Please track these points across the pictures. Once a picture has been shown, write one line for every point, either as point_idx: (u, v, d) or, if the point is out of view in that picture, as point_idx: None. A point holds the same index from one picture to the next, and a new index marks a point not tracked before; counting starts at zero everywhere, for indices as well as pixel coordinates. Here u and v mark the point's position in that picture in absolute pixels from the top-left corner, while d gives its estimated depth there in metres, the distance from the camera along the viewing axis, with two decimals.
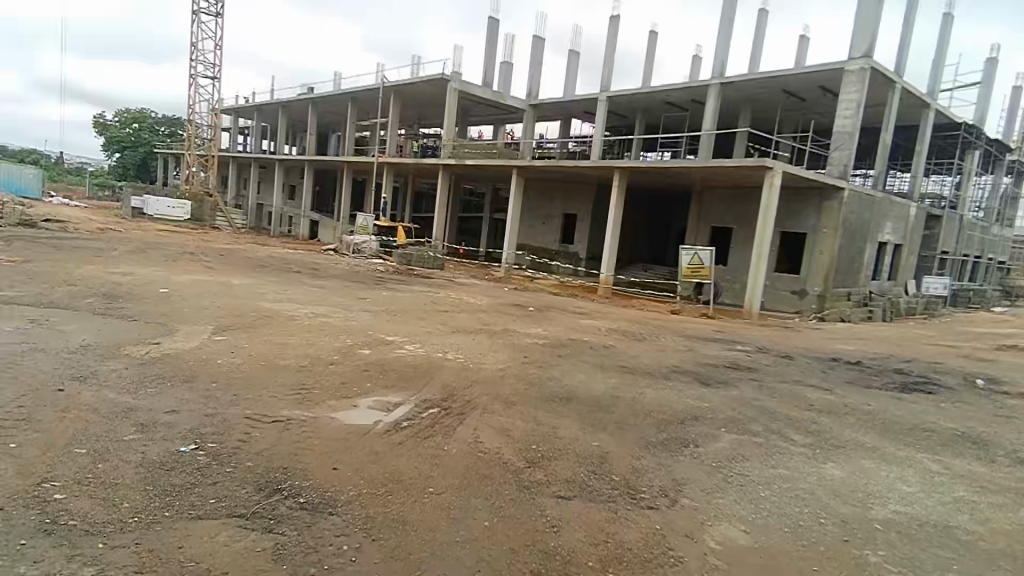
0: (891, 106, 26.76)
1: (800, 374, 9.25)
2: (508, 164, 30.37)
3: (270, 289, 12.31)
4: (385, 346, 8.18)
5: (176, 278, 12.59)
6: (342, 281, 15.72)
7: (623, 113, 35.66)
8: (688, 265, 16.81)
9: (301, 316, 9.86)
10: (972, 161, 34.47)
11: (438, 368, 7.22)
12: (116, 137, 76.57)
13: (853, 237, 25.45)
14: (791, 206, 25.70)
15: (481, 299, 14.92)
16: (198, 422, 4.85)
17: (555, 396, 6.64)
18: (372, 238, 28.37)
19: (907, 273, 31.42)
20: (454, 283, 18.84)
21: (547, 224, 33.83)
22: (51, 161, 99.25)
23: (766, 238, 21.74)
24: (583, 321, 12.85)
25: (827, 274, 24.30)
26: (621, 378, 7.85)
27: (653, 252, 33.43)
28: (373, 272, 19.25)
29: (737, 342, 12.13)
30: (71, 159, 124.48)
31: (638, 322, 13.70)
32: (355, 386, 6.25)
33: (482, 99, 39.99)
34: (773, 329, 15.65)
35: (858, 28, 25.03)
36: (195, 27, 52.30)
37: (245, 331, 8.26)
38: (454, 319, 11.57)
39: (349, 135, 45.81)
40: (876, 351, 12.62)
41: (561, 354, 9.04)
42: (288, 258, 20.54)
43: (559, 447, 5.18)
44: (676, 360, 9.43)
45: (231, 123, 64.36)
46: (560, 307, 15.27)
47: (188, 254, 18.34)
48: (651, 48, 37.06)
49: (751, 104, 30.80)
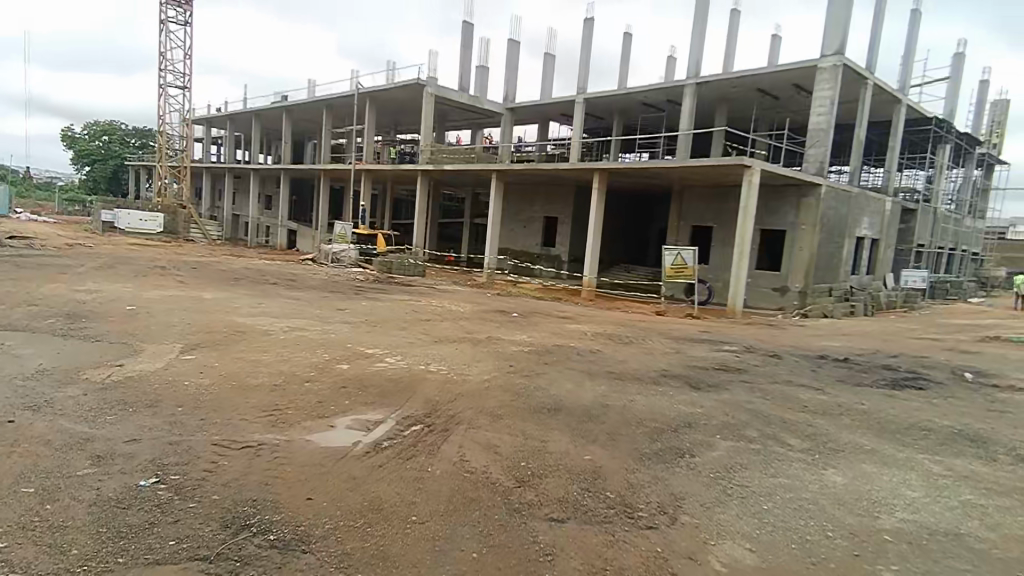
0: (864, 102, 27.05)
1: (790, 374, 9.12)
2: (487, 168, 30.11)
3: (244, 303, 11.89)
4: (364, 360, 7.84)
5: (145, 294, 12.10)
6: (320, 292, 15.31)
7: (600, 115, 35.64)
8: (671, 265, 16.68)
9: (276, 330, 9.47)
10: (943, 155, 35.07)
11: (420, 381, 6.93)
12: (85, 150, 74.88)
13: (832, 233, 25.64)
14: (770, 203, 25.82)
15: (464, 306, 14.64)
16: (161, 451, 4.49)
17: (543, 408, 6.38)
18: (350, 247, 27.90)
19: (885, 267, 31.82)
20: (436, 290, 18.53)
21: (528, 227, 33.64)
22: (19, 176, 96.81)
23: (747, 236, 21.78)
24: (567, 325, 12.62)
25: (808, 270, 24.45)
26: (611, 385, 7.63)
27: (634, 253, 33.44)
28: (352, 282, 18.85)
29: (724, 342, 12.01)
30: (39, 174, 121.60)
31: (624, 324, 13.53)
32: (332, 404, 5.93)
33: (458, 104, 39.74)
34: (759, 328, 15.58)
35: (830, 26, 25.28)
36: (163, 37, 51.35)
37: (216, 349, 7.87)
38: (436, 328, 11.27)
39: (325, 143, 45.23)
40: (862, 347, 12.60)
41: (547, 362, 8.79)
42: (265, 269, 20.05)
43: (549, 463, 4.92)
44: (665, 363, 9.24)
45: (204, 133, 63.27)
46: (544, 311, 15.04)
47: (159, 269, 17.77)
48: (626, 49, 37.16)
49: (727, 103, 30.95)
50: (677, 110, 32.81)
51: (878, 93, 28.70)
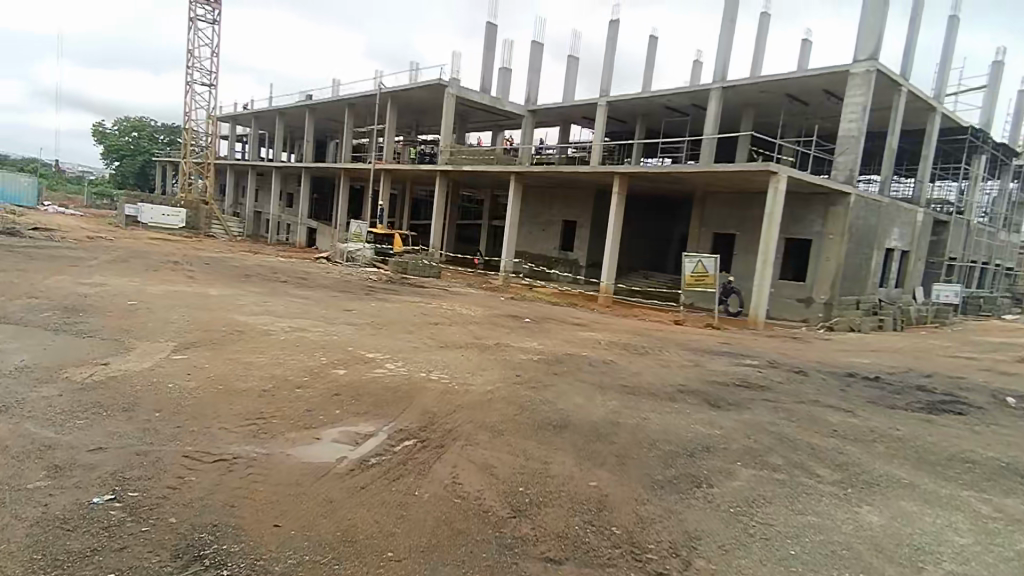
0: (897, 109, 26.12)
1: (817, 393, 8.53)
2: (506, 170, 29.73)
3: (249, 301, 11.61)
4: (363, 365, 7.45)
5: (150, 289, 11.88)
6: (330, 292, 15.02)
7: (623, 118, 35.07)
8: (692, 273, 16.09)
9: (277, 331, 9.14)
10: (979, 165, 33.80)
11: (420, 390, 6.51)
12: (115, 146, 76.28)
13: (860, 243, 24.77)
14: (796, 211, 25.03)
15: (475, 309, 14.22)
16: (125, 463, 4.12)
17: (549, 424, 5.91)
18: (366, 246, 27.71)
19: (915, 280, 30.76)
20: (449, 292, 18.15)
21: (546, 230, 33.18)
22: (53, 170, 99.13)
23: (771, 244, 21.09)
24: (581, 333, 12.13)
25: (834, 282, 23.64)
26: (623, 400, 7.13)
27: (654, 259, 32.77)
28: (365, 281, 18.58)
29: (745, 356, 11.41)
30: (72, 168, 124.50)
31: (640, 333, 12.99)
32: (322, 413, 5.54)
33: (479, 105, 39.46)
34: (782, 341, 14.89)
35: (863, 31, 24.46)
36: (191, 35, 51.99)
37: (210, 349, 7.52)
38: (443, 332, 10.86)
39: (346, 142, 45.30)
40: (893, 364, 11.90)
41: (556, 372, 8.32)
42: (278, 267, 19.88)
43: (550, 489, 4.45)
44: (682, 377, 8.70)
45: (229, 131, 63.99)
46: (558, 318, 14.53)
47: (172, 263, 17.66)
48: (650, 52, 36.55)
49: (754, 108, 30.18)
50: (702, 114, 32.09)
51: (912, 100, 27.72)
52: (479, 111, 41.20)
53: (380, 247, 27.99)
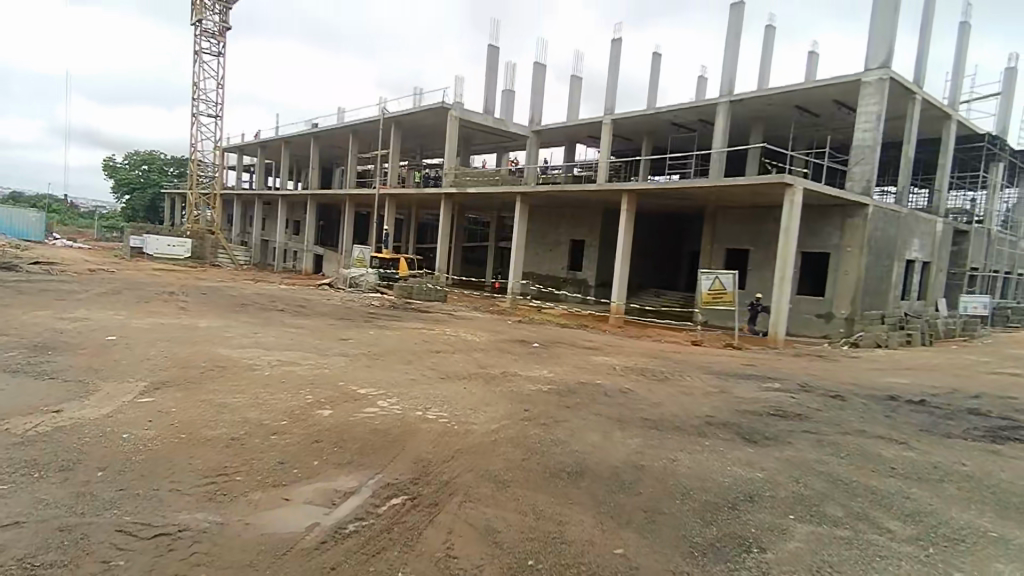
0: (912, 117, 25.40)
1: (860, 421, 7.60)
2: (510, 190, 29.17)
3: (239, 332, 10.89)
4: (352, 403, 6.65)
5: (135, 323, 11.23)
6: (328, 319, 14.30)
7: (628, 136, 34.54)
8: (708, 290, 15.24)
9: (262, 365, 8.39)
10: (997, 173, 32.83)
11: (414, 433, 5.70)
12: (126, 179, 76.86)
13: (879, 254, 23.84)
14: (812, 224, 24.19)
15: (481, 335, 13.43)
16: (39, 544, 3.37)
17: (563, 471, 5.08)
18: (369, 271, 27.13)
19: (937, 292, 29.72)
20: (453, 317, 17.41)
21: (554, 251, 32.48)
22: (68, 206, 100.29)
23: (789, 258, 20.22)
24: (594, 359, 11.26)
25: (855, 295, 22.69)
26: (647, 437, 6.26)
27: (665, 278, 31.94)
28: (366, 308, 17.88)
29: (773, 379, 10.49)
30: (86, 203, 125.77)
31: (657, 357, 12.10)
32: (297, 467, 4.75)
33: (483, 127, 39.15)
34: (807, 361, 13.92)
35: (874, 38, 23.84)
36: (197, 67, 52.51)
37: (182, 389, 6.76)
38: (445, 361, 10.06)
39: (351, 168, 45.08)
40: (935, 385, 10.90)
41: (569, 404, 7.47)
42: (278, 295, 19.25)
43: (564, 561, 3.61)
44: (709, 406, 7.81)
45: (236, 162, 64.35)
46: (569, 342, 13.67)
47: (167, 294, 17.06)
48: (654, 69, 36.17)
49: (762, 121, 29.58)
50: (710, 129, 31.52)
51: (926, 108, 26.98)
52: (483, 133, 40.90)
53: (384, 272, 27.39)
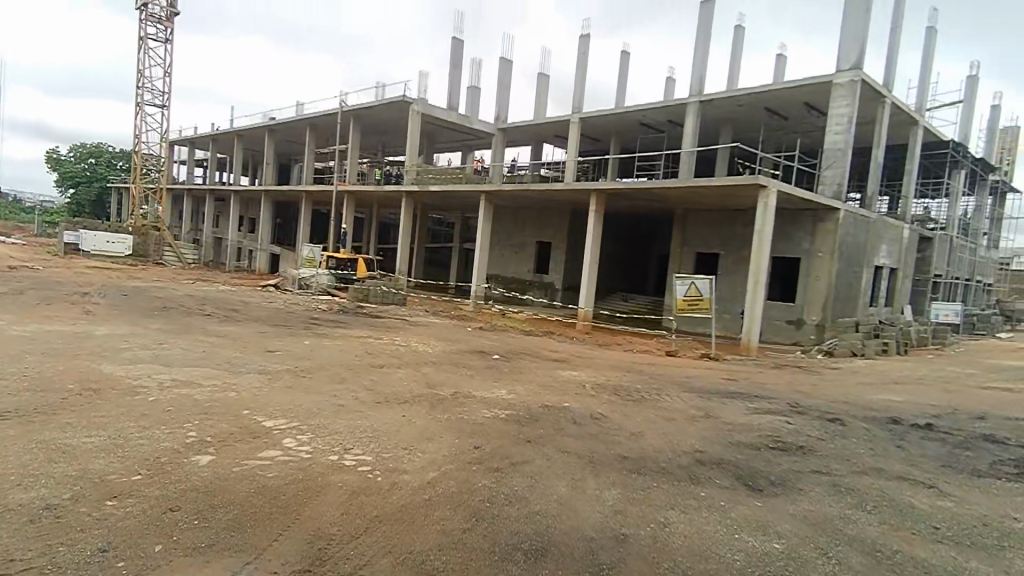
0: (881, 122, 24.95)
1: (871, 455, 6.44)
2: (473, 189, 27.74)
3: (141, 342, 9.17)
4: (249, 443, 5.13)
5: (14, 330, 9.39)
6: (261, 326, 12.60)
7: (596, 136, 33.51)
8: (683, 297, 14.13)
9: (151, 387, 6.76)
10: (959, 181, 32.93)
11: (320, 490, 4.22)
12: (70, 173, 72.43)
13: (849, 260, 23.30)
14: (784, 228, 23.44)
15: (434, 345, 11.98)
16: None
17: (518, 551, 3.66)
18: (322, 273, 25.32)
19: (903, 298, 29.58)
20: (409, 323, 15.88)
21: (520, 253, 31.21)
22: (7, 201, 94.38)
23: (762, 264, 19.33)
24: (561, 374, 9.91)
25: (826, 302, 22.07)
26: (627, 486, 4.91)
27: (633, 282, 31.03)
28: (310, 313, 16.15)
29: (760, 397, 9.34)
30: (30, 198, 118.94)
31: (631, 371, 10.82)
32: (123, 560, 3.23)
33: (447, 123, 37.58)
34: (788, 373, 12.88)
35: (846, 39, 23.24)
36: (143, 54, 49.47)
37: (15, 426, 5.11)
38: (387, 378, 8.56)
39: (308, 163, 42.88)
40: (932, 403, 9.91)
41: (529, 438, 6.07)
42: (213, 298, 17.38)
43: None
44: (697, 437, 6.53)
45: (187, 155, 61.13)
46: (533, 353, 12.29)
47: (77, 296, 15.00)
48: (623, 68, 35.24)
49: (732, 123, 28.92)
50: (679, 131, 30.72)
51: (895, 113, 26.65)
52: (446, 130, 39.39)
53: (339, 274, 25.63)
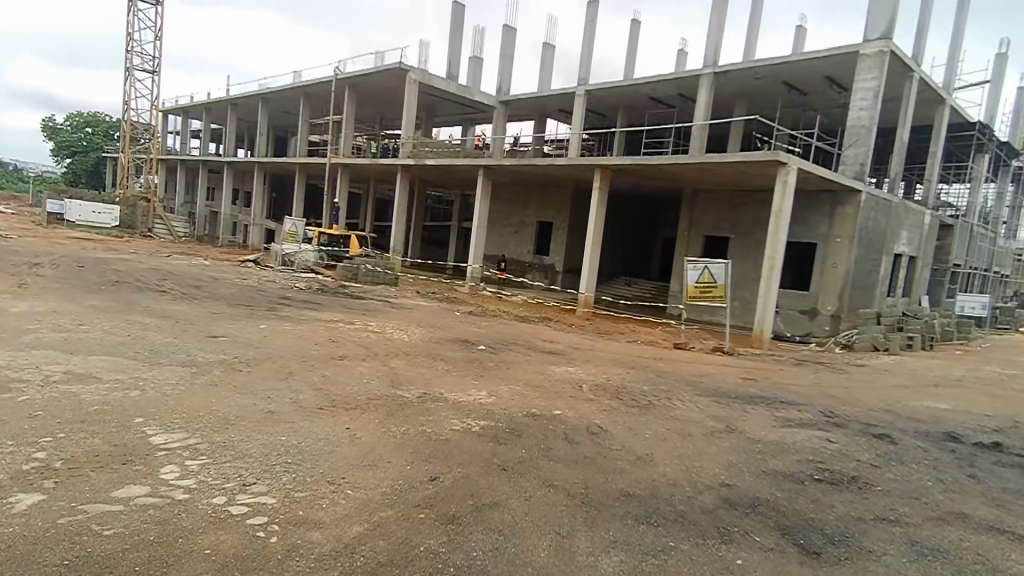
0: (908, 99, 23.20)
1: (946, 495, 5.02)
2: (470, 164, 26.12)
3: (56, 322, 7.74)
4: (107, 473, 3.69)
5: None
6: (221, 305, 11.19)
7: (602, 110, 31.73)
8: (695, 283, 12.60)
9: (30, 382, 5.34)
10: (983, 166, 31.15)
11: (171, 565, 2.80)
12: (65, 141, 70.68)
13: (869, 247, 21.78)
14: (800, 211, 21.86)
15: (413, 332, 10.58)
16: None
17: None
18: (309, 249, 23.90)
19: (920, 288, 28.14)
20: (391, 306, 14.46)
21: (519, 232, 29.69)
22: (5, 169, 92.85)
23: (778, 249, 17.81)
24: (555, 371, 8.47)
25: (842, 291, 20.62)
26: (633, 551, 3.48)
27: (636, 265, 29.56)
28: (283, 290, 14.74)
29: (788, 404, 7.93)
30: (31, 167, 117.07)
31: (635, 368, 9.38)
32: None
33: (446, 95, 35.76)
34: (811, 371, 11.47)
35: (876, 6, 21.35)
36: (133, 16, 47.49)
37: None
38: (345, 372, 7.14)
39: (301, 135, 41.15)
40: (984, 414, 8.51)
41: (503, 465, 4.65)
42: (181, 272, 15.96)
43: None
44: (724, 465, 5.11)
45: (181, 125, 59.36)
46: (524, 343, 10.85)
47: (25, 267, 13.59)
48: (632, 39, 33.29)
49: (746, 98, 27.19)
50: (690, 106, 28.99)
51: (922, 89, 24.84)
52: (445, 102, 37.58)
53: (327, 250, 24.22)
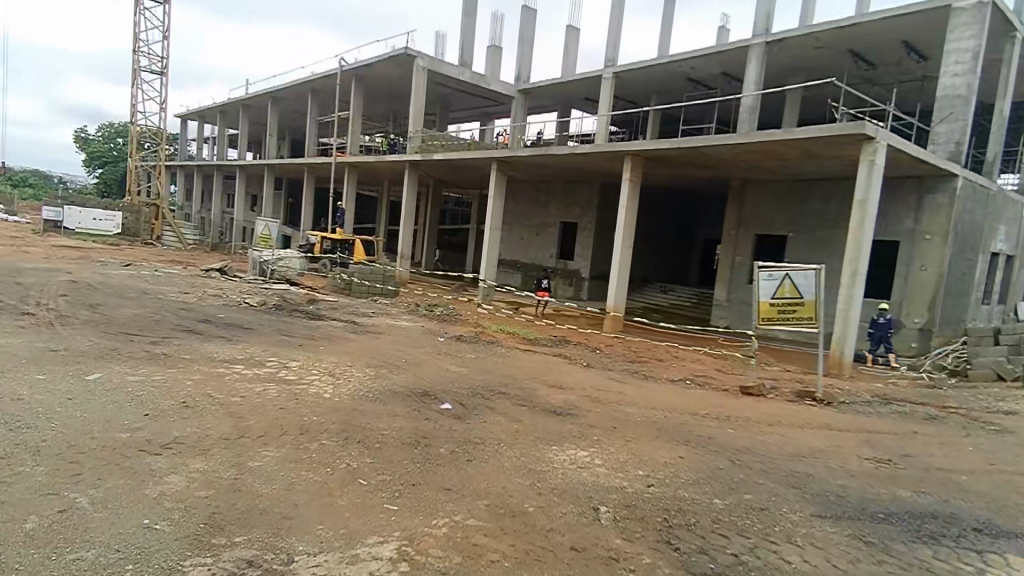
0: (1011, 64, 18.69)
1: None
2: (479, 156, 22.64)
3: None
4: None
5: None
6: (88, 336, 7.84)
7: (633, 95, 27.96)
8: (771, 298, 8.78)
9: None
10: None
11: None
12: (98, 152, 70.34)
13: (963, 247, 17.41)
14: (880, 202, 17.62)
15: (354, 378, 7.06)
16: None
17: None
18: (292, 255, 20.56)
19: (1018, 293, 23.36)
20: (356, 329, 11.03)
21: (540, 234, 26.11)
22: (48, 182, 93.88)
23: (862, 248, 13.72)
24: (552, 464, 4.80)
25: (934, 300, 16.39)
26: None
27: (673, 270, 25.58)
28: (220, 309, 11.45)
29: (1002, 548, 4.09)
30: (80, 180, 119.37)
31: (691, 447, 5.61)
32: None
33: (460, 85, 32.42)
34: (957, 433, 7.46)
35: None
36: (141, 16, 45.64)
37: None
38: (128, 494, 3.61)
39: (309, 134, 38.41)
40: None
41: None
42: (109, 285, 12.84)
43: None
44: None
45: (198, 131, 57.64)
46: (517, 394, 7.19)
47: None
48: (666, 14, 29.30)
49: (803, 71, 23.09)
50: (735, 86, 24.98)
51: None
52: (460, 94, 34.31)
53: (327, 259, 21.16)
